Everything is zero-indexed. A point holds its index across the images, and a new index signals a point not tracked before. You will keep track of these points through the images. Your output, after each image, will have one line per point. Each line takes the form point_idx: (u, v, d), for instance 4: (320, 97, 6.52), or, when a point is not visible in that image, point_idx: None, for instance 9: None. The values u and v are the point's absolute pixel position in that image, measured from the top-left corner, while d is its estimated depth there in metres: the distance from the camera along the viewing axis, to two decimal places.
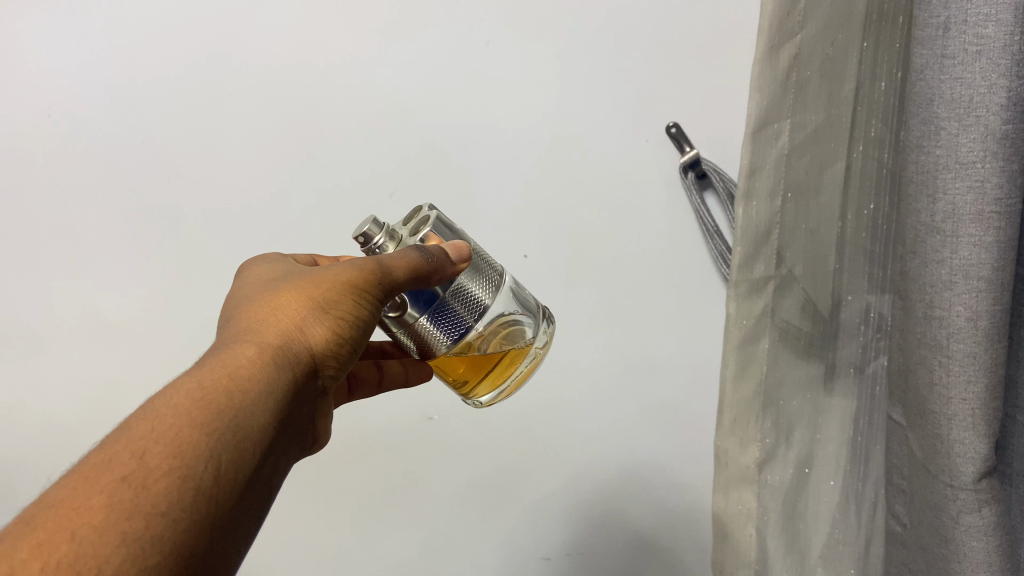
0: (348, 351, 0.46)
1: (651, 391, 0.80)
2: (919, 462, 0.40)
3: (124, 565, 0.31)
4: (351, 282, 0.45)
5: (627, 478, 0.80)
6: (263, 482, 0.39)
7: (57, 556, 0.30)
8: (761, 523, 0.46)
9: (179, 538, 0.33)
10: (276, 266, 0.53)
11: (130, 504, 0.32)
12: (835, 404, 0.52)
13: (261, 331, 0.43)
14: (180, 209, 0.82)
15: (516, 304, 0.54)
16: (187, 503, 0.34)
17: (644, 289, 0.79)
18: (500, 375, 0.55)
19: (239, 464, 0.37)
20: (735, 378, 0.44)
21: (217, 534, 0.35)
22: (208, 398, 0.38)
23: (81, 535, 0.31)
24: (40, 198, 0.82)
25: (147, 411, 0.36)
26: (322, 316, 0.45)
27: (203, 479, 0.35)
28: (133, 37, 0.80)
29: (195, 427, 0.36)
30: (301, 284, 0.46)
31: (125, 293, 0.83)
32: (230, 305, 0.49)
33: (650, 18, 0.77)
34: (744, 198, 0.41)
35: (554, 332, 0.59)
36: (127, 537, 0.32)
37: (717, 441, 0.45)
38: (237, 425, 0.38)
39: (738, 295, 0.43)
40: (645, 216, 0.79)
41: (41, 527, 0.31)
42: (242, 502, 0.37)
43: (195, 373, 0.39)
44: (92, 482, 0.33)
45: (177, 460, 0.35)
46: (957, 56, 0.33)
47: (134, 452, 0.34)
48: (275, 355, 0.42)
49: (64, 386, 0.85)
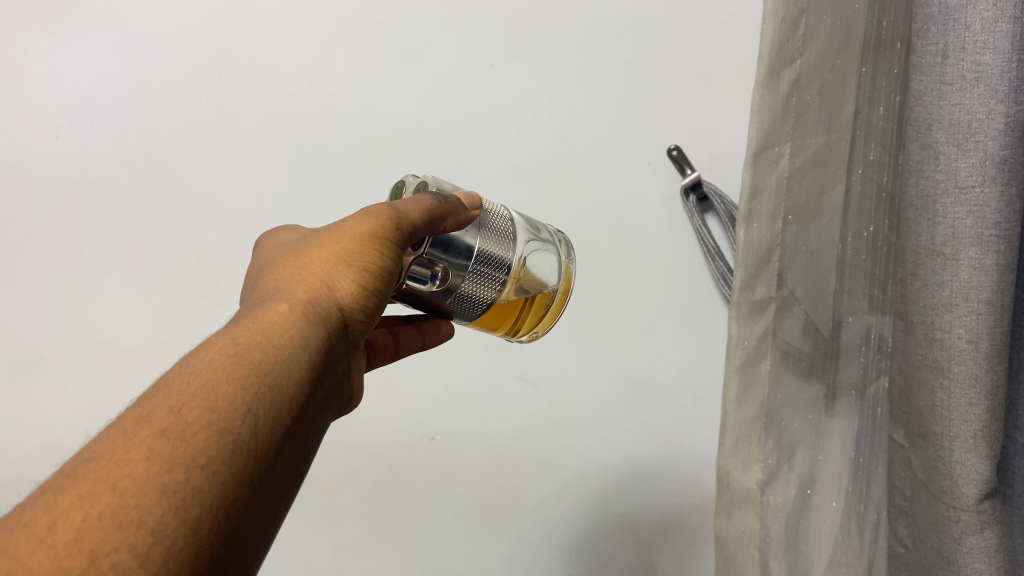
0: (375, 305, 0.47)
1: (652, 411, 0.80)
2: (922, 484, 0.40)
3: (168, 514, 0.31)
4: (369, 233, 0.45)
5: (629, 500, 0.79)
6: (293, 447, 0.40)
7: (100, 507, 0.30)
8: (763, 545, 0.46)
9: (221, 491, 0.33)
10: (288, 236, 0.54)
11: (172, 456, 0.32)
12: (836, 424, 0.52)
13: (290, 290, 0.44)
14: (186, 229, 0.82)
15: (528, 247, 0.57)
16: (225, 457, 0.34)
17: (645, 311, 0.80)
18: (537, 312, 0.59)
19: (274, 421, 0.37)
20: (737, 400, 0.43)
21: (254, 491, 0.36)
22: (241, 355, 0.38)
23: (126, 487, 0.31)
24: (46, 217, 0.82)
25: (182, 368, 0.36)
26: (346, 269, 0.45)
27: (240, 434, 0.35)
28: (143, 58, 0.81)
29: (231, 382, 0.36)
30: (327, 241, 0.47)
31: (128, 312, 0.83)
32: (254, 274, 0.50)
33: (653, 44, 0.78)
34: (746, 220, 0.41)
35: (571, 251, 0.62)
36: (169, 488, 0.32)
37: (721, 462, 0.45)
38: (275, 384, 0.38)
39: (740, 315, 0.42)
40: (647, 238, 0.80)
41: (81, 479, 0.31)
42: (273, 465, 0.37)
43: (229, 330, 0.40)
44: (132, 435, 0.33)
45: (215, 415, 0.35)
46: (955, 83, 0.34)
47: (172, 407, 0.34)
48: (305, 311, 0.43)
49: (62, 407, 0.84)
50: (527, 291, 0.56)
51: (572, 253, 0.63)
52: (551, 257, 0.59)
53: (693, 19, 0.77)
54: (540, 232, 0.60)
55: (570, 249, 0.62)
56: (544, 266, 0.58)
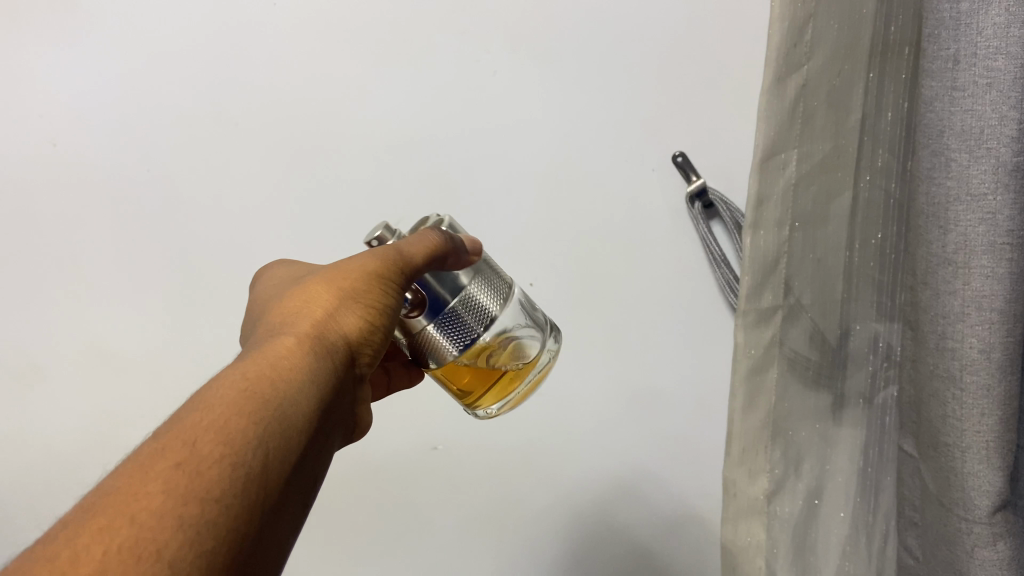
0: (381, 340, 0.46)
1: (658, 421, 0.79)
2: (933, 495, 0.39)
3: (184, 546, 0.31)
4: (377, 272, 0.45)
5: (636, 510, 0.79)
6: (306, 474, 0.39)
7: (118, 541, 0.30)
8: (769, 556, 0.46)
9: (237, 522, 0.33)
10: (293, 272, 0.55)
11: (186, 490, 0.32)
12: (844, 433, 0.51)
13: (297, 324, 0.44)
14: (187, 239, 0.82)
15: (521, 317, 0.55)
16: (238, 489, 0.34)
17: (651, 319, 0.79)
18: (505, 388, 0.56)
19: (286, 453, 0.37)
20: (744, 410, 0.43)
21: (268, 521, 0.35)
22: (252, 389, 0.38)
23: (143, 522, 0.31)
24: (45, 228, 0.82)
25: (197, 403, 0.36)
26: (352, 306, 0.45)
27: (252, 465, 0.35)
28: (141, 67, 0.80)
29: (242, 416, 0.36)
30: (331, 276, 0.47)
31: (127, 321, 0.82)
32: (260, 307, 0.50)
33: (657, 49, 0.77)
34: (753, 228, 0.40)
35: (559, 347, 0.61)
36: (184, 520, 0.31)
37: (726, 472, 0.44)
38: (278, 415, 0.37)
39: (747, 323, 0.42)
40: (652, 245, 0.79)
41: (101, 513, 0.31)
42: (286, 495, 0.37)
43: (238, 365, 0.40)
44: (148, 469, 0.33)
45: (227, 446, 0.34)
46: (967, 88, 0.33)
47: (185, 441, 0.34)
48: (312, 346, 0.43)
49: (65, 418, 0.83)
50: (505, 359, 0.54)
51: (560, 351, 0.61)
52: (538, 337, 0.57)
53: (697, 24, 0.77)
54: (537, 312, 0.58)
55: (558, 343, 0.60)
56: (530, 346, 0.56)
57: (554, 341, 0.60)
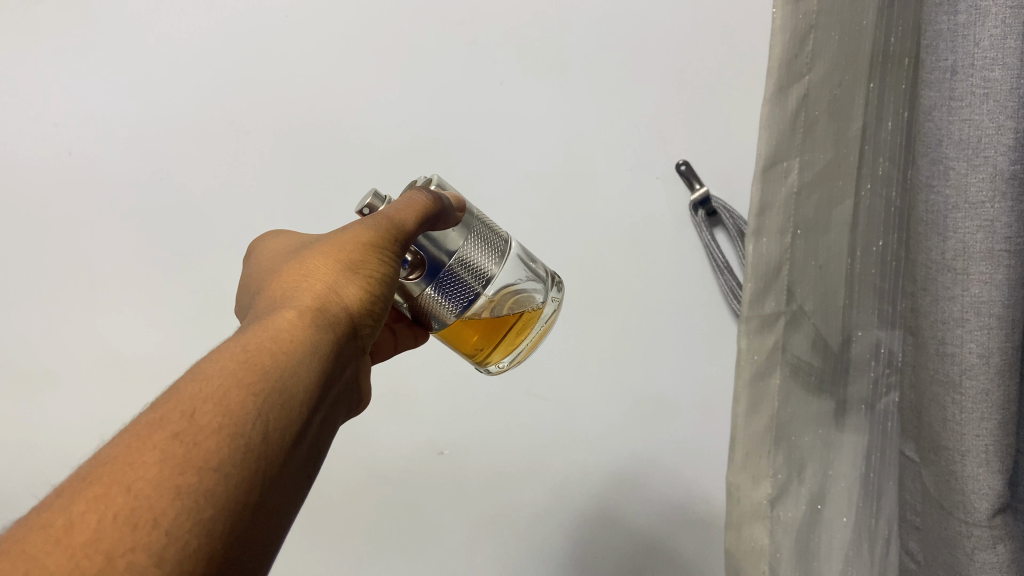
0: (381, 308, 0.48)
1: (662, 426, 0.79)
2: (934, 499, 0.40)
3: (181, 516, 0.31)
4: (371, 241, 0.47)
5: (640, 515, 0.78)
6: (305, 451, 0.40)
7: (113, 509, 0.31)
8: (773, 561, 0.46)
9: (240, 492, 0.34)
10: (287, 244, 0.56)
11: (186, 459, 0.33)
12: (847, 439, 0.52)
13: (298, 297, 0.45)
14: (197, 244, 0.82)
15: (519, 273, 0.57)
16: (240, 461, 0.34)
17: (654, 324, 0.80)
18: (513, 341, 0.58)
19: (285, 422, 0.38)
20: (748, 414, 0.43)
21: (267, 492, 0.36)
22: (251, 362, 0.38)
23: (138, 489, 0.31)
24: (59, 234, 0.83)
25: (195, 374, 0.37)
26: (352, 277, 0.46)
27: (251, 437, 0.35)
28: (154, 76, 0.82)
29: (242, 387, 0.37)
30: (328, 248, 0.48)
31: (136, 323, 0.83)
32: (259, 282, 0.51)
33: (661, 58, 0.78)
34: (754, 235, 0.41)
35: (561, 298, 0.64)
36: (182, 490, 0.32)
37: (729, 477, 0.45)
38: (283, 388, 0.38)
39: (750, 330, 0.43)
40: (655, 251, 0.80)
41: (96, 482, 0.32)
42: (287, 469, 0.38)
43: (239, 339, 0.40)
44: (145, 439, 0.33)
45: (226, 418, 0.35)
46: (965, 98, 0.34)
47: (183, 413, 0.35)
48: (316, 317, 0.44)
49: (74, 422, 0.84)
50: (510, 315, 0.56)
51: (561, 302, 0.64)
52: (536, 289, 0.59)
53: (702, 34, 0.78)
54: (532, 265, 0.59)
55: (559, 295, 0.63)
56: (532, 296, 0.58)
57: (555, 293, 0.63)
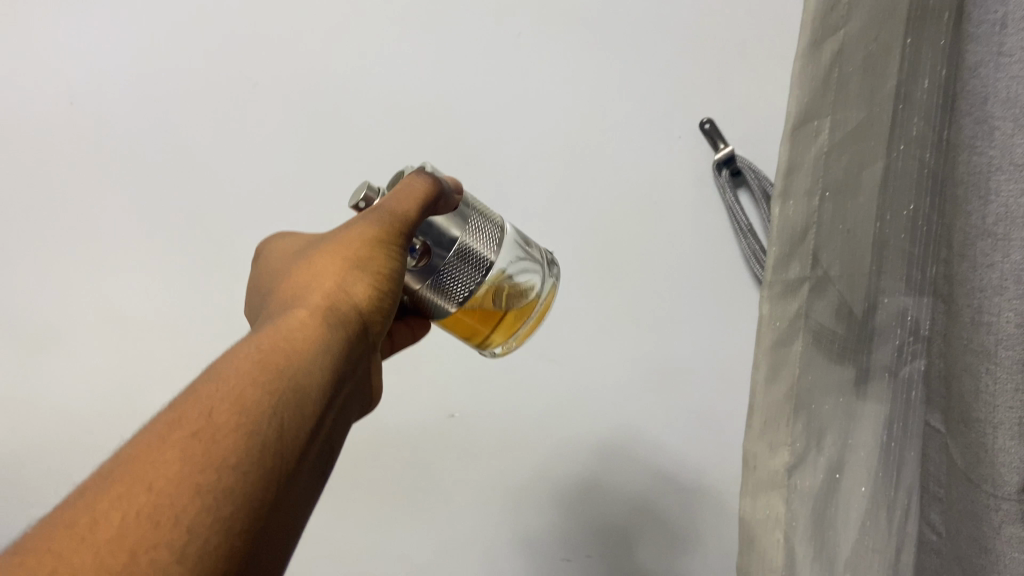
0: (390, 305, 0.48)
1: (676, 391, 0.78)
2: (961, 471, 0.39)
3: (199, 516, 0.33)
4: (377, 237, 0.47)
5: (652, 479, 0.78)
6: (321, 447, 0.41)
7: (135, 507, 0.32)
8: (789, 529, 0.46)
9: (258, 489, 0.35)
10: (294, 242, 0.57)
11: (204, 457, 0.34)
12: (867, 408, 0.50)
13: (308, 296, 0.46)
14: (201, 199, 0.81)
15: (517, 257, 0.56)
16: (257, 459, 0.35)
17: (671, 287, 0.78)
18: (513, 326, 0.57)
19: (299, 420, 0.38)
20: (766, 381, 0.44)
21: (285, 489, 0.37)
22: (266, 361, 0.39)
23: (158, 489, 0.33)
24: (59, 185, 0.81)
25: (212, 375, 0.38)
26: (360, 275, 0.46)
27: (266, 435, 0.36)
28: (157, 24, 0.80)
29: (257, 386, 0.38)
30: (337, 245, 0.48)
31: (141, 281, 0.82)
32: (271, 279, 0.52)
33: (686, 12, 0.76)
34: (781, 197, 0.41)
35: (560, 279, 0.62)
36: (202, 487, 0.33)
37: (747, 445, 0.46)
38: (296, 387, 0.39)
39: (772, 295, 0.43)
40: (675, 213, 0.78)
41: (118, 480, 0.33)
42: (303, 467, 0.38)
43: (254, 338, 0.41)
44: (165, 439, 0.34)
45: (242, 416, 0.36)
46: (1014, 53, 0.32)
47: (201, 412, 0.36)
48: (327, 314, 0.44)
49: (76, 379, 0.83)
50: (507, 303, 0.55)
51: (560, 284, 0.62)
52: (535, 274, 0.58)
53: None
54: (529, 252, 0.58)
55: (558, 275, 0.62)
56: (530, 278, 0.57)
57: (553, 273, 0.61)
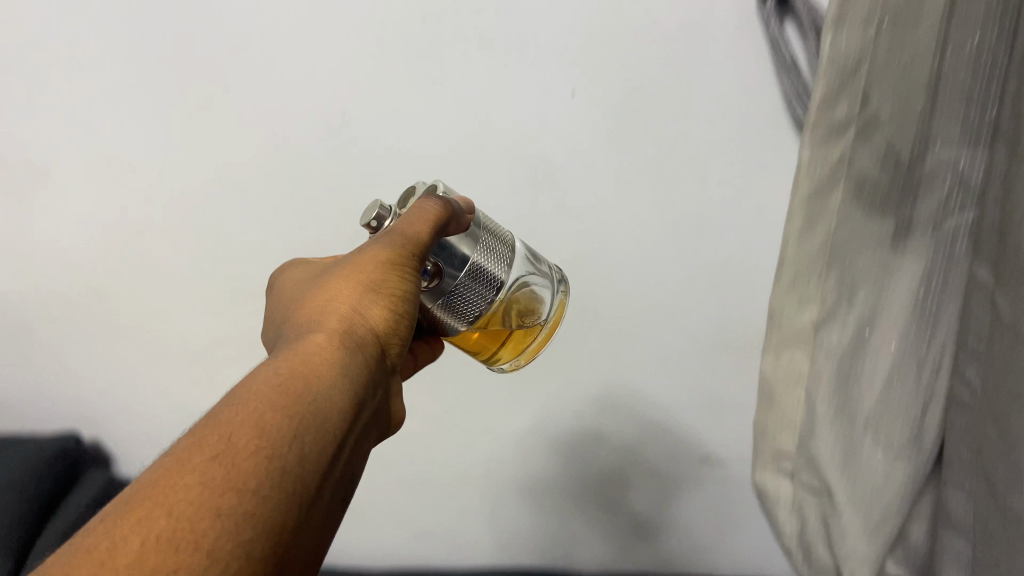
0: (404, 328, 0.54)
1: (704, 232, 0.79)
2: (1006, 324, 0.37)
3: (221, 537, 0.36)
4: (389, 260, 0.52)
5: (668, 307, 0.83)
6: (335, 474, 0.45)
7: (157, 530, 0.35)
8: (814, 381, 0.51)
9: (278, 520, 0.39)
10: (303, 271, 0.63)
11: (229, 477, 0.38)
12: (904, 265, 0.44)
13: (322, 322, 0.51)
14: (189, 37, 0.77)
15: (528, 270, 0.61)
16: (274, 498, 0.39)
17: (704, 128, 0.75)
18: (520, 342, 0.63)
19: (317, 444, 0.43)
20: (804, 225, 0.49)
21: (300, 519, 0.41)
22: (286, 389, 0.43)
23: (192, 499, 0.37)
24: (37, 32, 0.78)
25: (231, 402, 0.42)
26: (375, 297, 0.52)
27: (287, 459, 0.41)
28: None
29: (279, 412, 0.42)
30: (349, 272, 0.53)
31: (141, 128, 0.82)
32: (288, 304, 0.57)
33: None
34: (833, 27, 0.43)
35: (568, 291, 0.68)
36: (221, 512, 0.37)
37: (781, 298, 0.51)
38: (314, 416, 0.43)
39: (818, 135, 0.46)
40: (711, 47, 0.72)
41: (139, 506, 0.36)
42: (318, 496, 0.43)
43: (274, 362, 0.46)
44: (189, 460, 0.38)
45: (265, 441, 0.40)
46: None
47: (221, 436, 0.40)
48: (341, 340, 0.49)
49: (99, 227, 0.89)
50: (514, 318, 0.60)
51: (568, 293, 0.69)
52: (546, 294, 0.64)
53: None
54: (542, 264, 0.65)
55: (566, 287, 0.67)
56: (538, 292, 0.63)
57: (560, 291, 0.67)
